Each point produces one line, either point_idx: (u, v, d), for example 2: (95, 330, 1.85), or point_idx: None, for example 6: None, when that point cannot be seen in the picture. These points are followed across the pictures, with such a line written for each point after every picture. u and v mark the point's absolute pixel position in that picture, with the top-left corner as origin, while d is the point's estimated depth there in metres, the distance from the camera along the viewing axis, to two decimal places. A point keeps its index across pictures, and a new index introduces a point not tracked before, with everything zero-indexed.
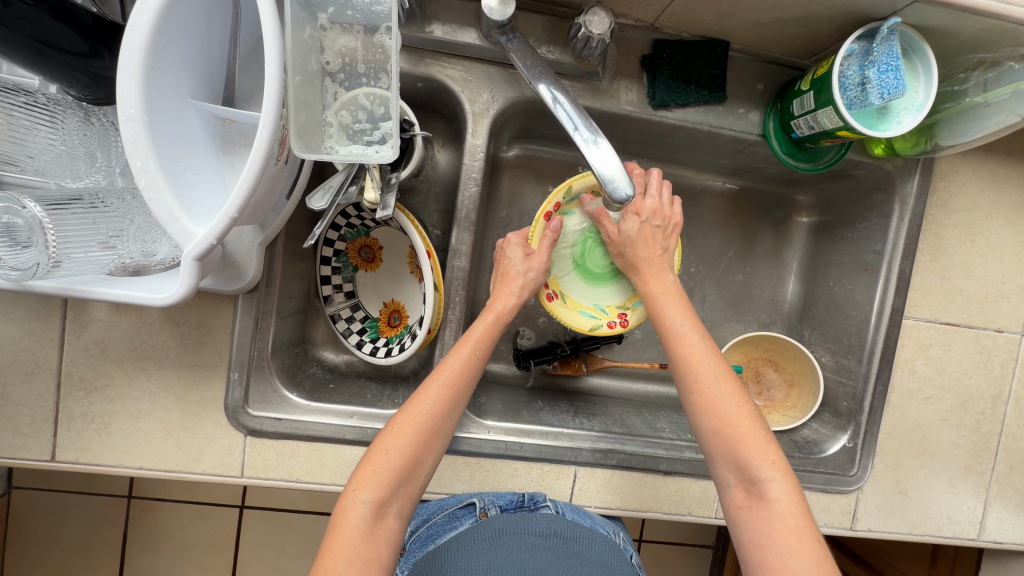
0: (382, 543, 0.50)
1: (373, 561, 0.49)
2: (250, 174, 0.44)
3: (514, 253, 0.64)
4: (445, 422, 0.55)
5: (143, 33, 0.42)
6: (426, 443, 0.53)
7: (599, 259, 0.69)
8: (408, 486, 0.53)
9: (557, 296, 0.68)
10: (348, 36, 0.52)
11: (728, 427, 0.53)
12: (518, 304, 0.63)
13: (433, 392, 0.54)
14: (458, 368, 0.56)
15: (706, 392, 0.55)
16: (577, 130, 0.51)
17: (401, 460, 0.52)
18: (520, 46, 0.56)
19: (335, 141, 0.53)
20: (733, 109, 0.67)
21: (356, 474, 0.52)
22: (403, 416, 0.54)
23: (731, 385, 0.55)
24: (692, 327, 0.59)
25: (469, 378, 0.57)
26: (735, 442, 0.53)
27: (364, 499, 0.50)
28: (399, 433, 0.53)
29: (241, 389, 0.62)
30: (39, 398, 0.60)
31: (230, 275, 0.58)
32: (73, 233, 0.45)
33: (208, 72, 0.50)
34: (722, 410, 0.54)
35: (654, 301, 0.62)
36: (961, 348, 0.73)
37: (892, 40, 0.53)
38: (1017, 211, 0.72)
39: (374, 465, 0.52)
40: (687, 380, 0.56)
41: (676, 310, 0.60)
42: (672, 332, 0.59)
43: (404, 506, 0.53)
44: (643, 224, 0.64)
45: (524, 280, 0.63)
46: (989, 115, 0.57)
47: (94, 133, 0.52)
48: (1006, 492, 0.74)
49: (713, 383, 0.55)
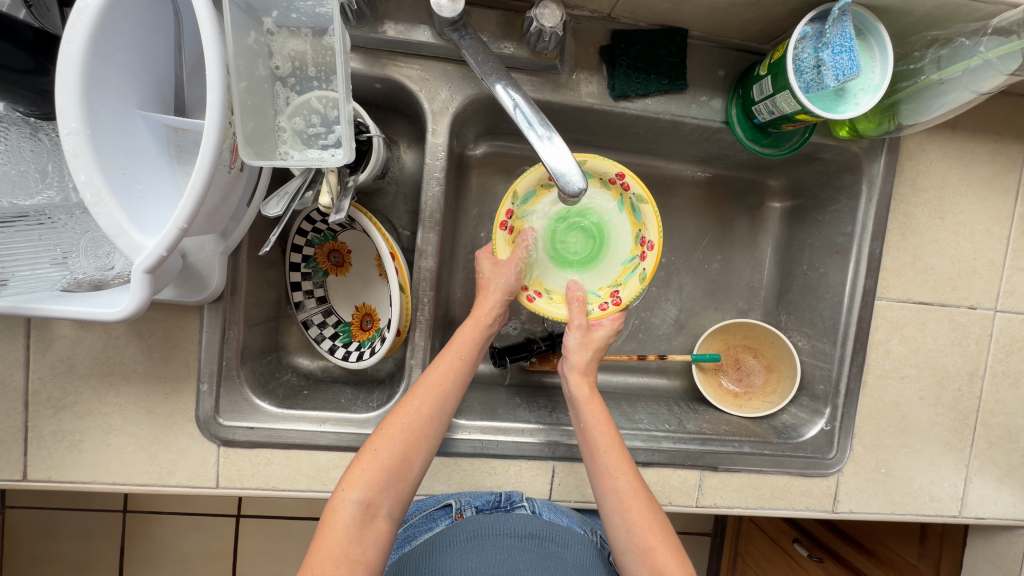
0: (371, 545, 0.49)
1: (359, 562, 0.48)
2: (197, 182, 0.43)
3: (483, 265, 0.66)
4: (434, 423, 0.55)
5: (79, 45, 0.41)
6: (414, 443, 0.54)
7: (572, 247, 0.69)
8: (397, 487, 0.52)
9: (540, 294, 0.68)
10: (296, 40, 0.51)
11: (659, 544, 0.54)
12: (496, 308, 0.64)
13: (420, 394, 0.56)
14: (443, 372, 0.58)
15: (636, 509, 0.55)
16: (532, 127, 0.51)
17: (389, 458, 0.52)
18: (473, 43, 0.55)
19: (289, 146, 0.52)
20: (695, 96, 0.66)
21: (346, 475, 0.52)
22: (391, 418, 0.55)
23: (655, 505, 0.57)
24: (615, 447, 0.58)
25: (455, 380, 0.58)
26: (665, 558, 0.53)
27: (353, 498, 0.50)
28: (386, 434, 0.54)
29: (212, 400, 0.62)
30: (8, 419, 0.59)
31: (193, 286, 0.58)
32: (20, 250, 0.47)
33: (155, 81, 0.49)
34: (654, 528, 0.55)
35: (591, 417, 0.60)
36: (935, 326, 0.73)
37: (844, 21, 0.52)
38: (986, 186, 0.72)
39: (363, 465, 0.52)
40: (622, 497, 0.56)
41: (608, 428, 0.60)
42: (602, 451, 0.58)
43: (394, 508, 0.52)
44: (604, 339, 0.66)
45: (496, 285, 0.64)
46: (946, 92, 0.57)
47: (44, 149, 0.50)
48: (986, 466, 0.74)
49: (646, 503, 0.56)
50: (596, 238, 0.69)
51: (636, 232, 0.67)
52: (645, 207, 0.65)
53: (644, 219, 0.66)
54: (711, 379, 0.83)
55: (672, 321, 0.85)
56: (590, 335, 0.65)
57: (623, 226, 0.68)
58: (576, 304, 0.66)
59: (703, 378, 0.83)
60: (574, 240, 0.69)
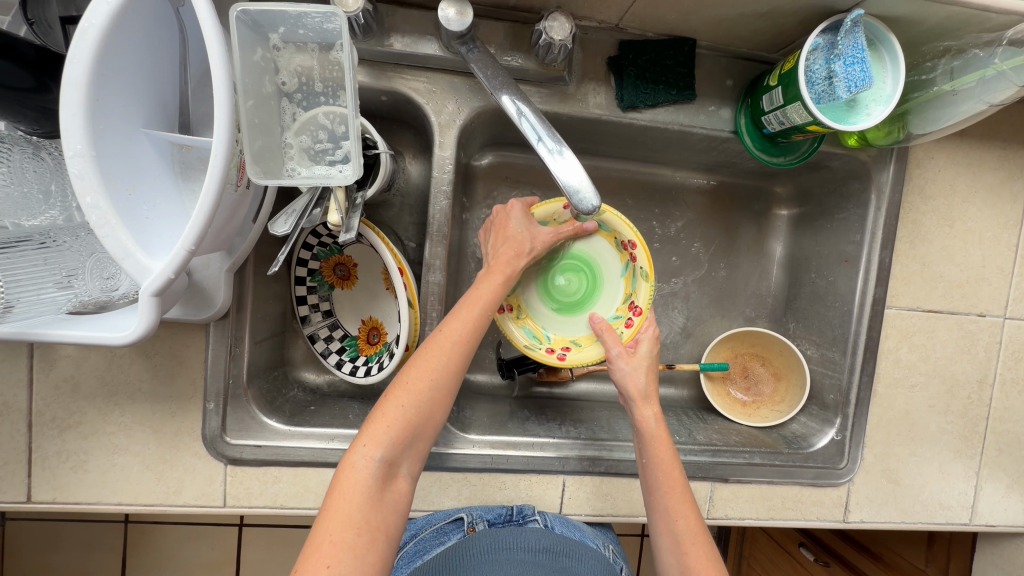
0: (391, 508, 0.49)
1: (380, 530, 0.47)
2: (206, 202, 0.42)
3: (517, 218, 0.62)
4: (457, 380, 0.54)
5: (83, 66, 0.40)
6: (439, 401, 0.52)
7: (572, 287, 0.69)
8: (417, 445, 0.52)
9: (568, 347, 0.67)
10: (303, 55, 0.51)
11: None
12: (520, 263, 0.60)
13: (447, 349, 0.53)
14: (470, 328, 0.54)
15: (692, 553, 0.55)
16: (541, 141, 0.50)
17: (415, 416, 0.51)
18: (481, 56, 0.55)
19: (296, 163, 0.52)
20: (703, 106, 0.66)
21: (367, 429, 0.50)
22: (415, 372, 0.52)
23: (714, 552, 0.55)
24: (680, 487, 0.57)
25: (479, 336, 0.56)
26: None
27: (376, 456, 0.49)
28: (412, 390, 0.51)
29: (218, 418, 0.61)
30: (11, 440, 0.58)
31: (198, 303, 0.57)
32: (24, 276, 0.45)
33: (160, 100, 0.49)
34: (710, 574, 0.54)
35: (656, 453, 0.58)
36: (944, 334, 0.73)
37: (857, 32, 0.52)
38: (993, 194, 0.72)
39: (387, 422, 0.50)
40: (681, 539, 0.55)
41: (670, 467, 0.58)
42: (665, 491, 0.57)
43: (412, 467, 0.52)
44: (649, 356, 0.63)
45: (531, 245, 0.61)
46: (958, 102, 0.57)
47: (47, 169, 0.49)
48: (996, 473, 0.74)
49: (702, 547, 0.55)
50: (588, 271, 0.69)
51: (614, 241, 0.68)
52: (607, 218, 0.66)
53: (612, 227, 0.67)
54: (719, 389, 0.82)
55: (679, 329, 0.85)
56: (635, 357, 0.62)
57: (598, 242, 0.69)
58: (606, 332, 0.64)
59: (712, 388, 0.82)
60: (573, 282, 0.69)
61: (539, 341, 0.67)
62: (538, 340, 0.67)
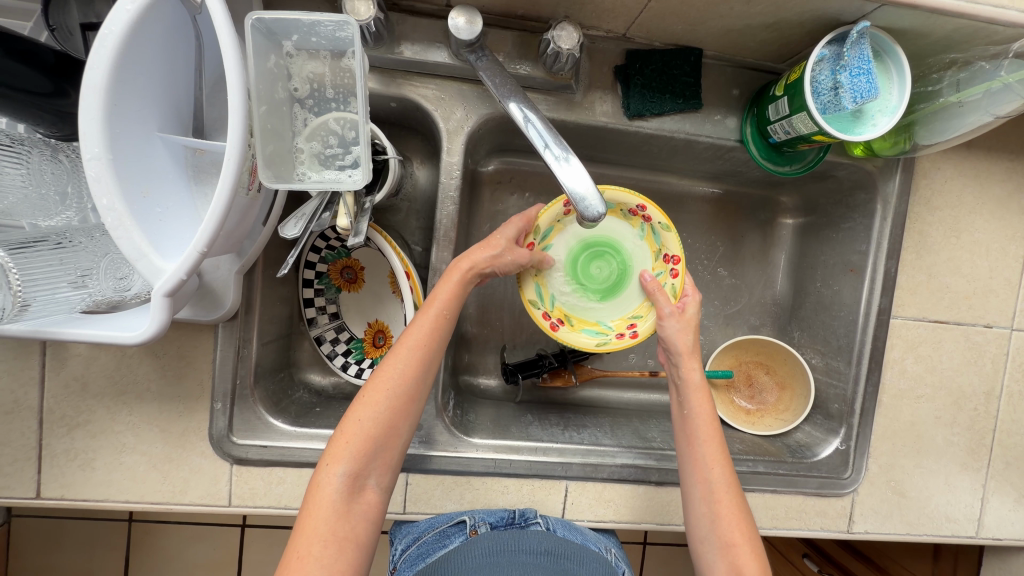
0: (360, 519, 0.49)
1: (348, 540, 0.48)
2: (218, 205, 0.43)
3: (510, 230, 0.60)
4: (419, 386, 0.53)
5: (102, 71, 0.42)
6: (399, 410, 0.52)
7: (605, 265, 0.68)
8: (384, 456, 0.51)
9: (633, 325, 0.66)
10: (315, 62, 0.52)
11: (741, 542, 0.54)
12: (490, 265, 0.58)
13: (402, 356, 0.53)
14: (427, 332, 0.54)
15: (724, 503, 0.55)
16: (548, 148, 0.50)
17: (374, 428, 0.50)
18: (489, 64, 0.55)
19: (307, 167, 0.53)
20: (710, 115, 0.66)
21: (330, 447, 0.51)
22: (373, 384, 0.52)
23: (743, 502, 0.56)
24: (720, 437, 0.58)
25: (440, 339, 0.54)
26: (741, 557, 0.53)
27: (339, 473, 0.49)
28: (370, 402, 0.51)
29: (225, 418, 0.61)
30: (21, 437, 0.59)
31: (208, 305, 0.58)
32: (40, 276, 0.45)
33: (175, 104, 0.50)
34: (740, 525, 0.55)
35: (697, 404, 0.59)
36: (951, 345, 0.73)
37: (862, 43, 0.52)
38: (1001, 206, 0.72)
39: (347, 438, 0.50)
40: (713, 489, 0.56)
41: (710, 420, 0.58)
42: (702, 441, 0.57)
43: (381, 478, 0.52)
44: (697, 316, 0.63)
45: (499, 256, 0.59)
46: (965, 115, 0.57)
47: (63, 170, 0.51)
48: (1003, 487, 0.73)
49: (734, 498, 0.56)
50: (612, 250, 0.68)
51: (621, 210, 0.67)
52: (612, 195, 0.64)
53: (615, 200, 0.66)
54: (724, 396, 0.82)
55: None
56: (685, 317, 0.62)
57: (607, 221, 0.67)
58: (658, 292, 0.63)
59: (716, 396, 0.82)
60: (605, 263, 0.68)
61: (606, 334, 0.66)
62: (604, 334, 0.66)
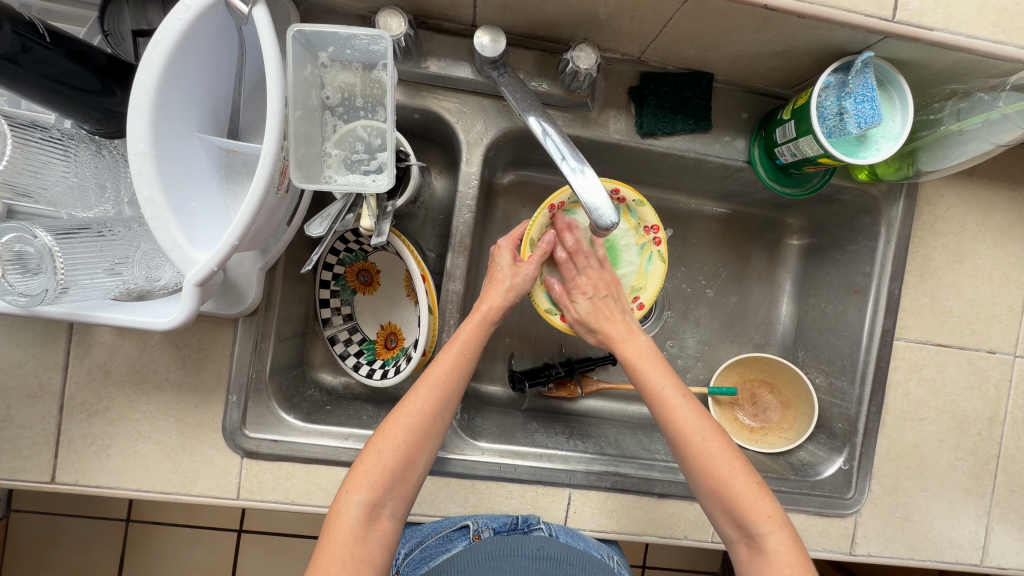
0: (375, 545, 0.51)
1: (365, 563, 0.50)
2: (252, 203, 0.46)
3: (504, 258, 0.64)
4: (437, 422, 0.55)
5: (153, 74, 0.45)
6: (417, 443, 0.54)
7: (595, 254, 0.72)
8: (400, 488, 0.53)
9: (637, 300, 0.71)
10: (347, 73, 0.55)
11: (725, 485, 0.55)
12: (504, 305, 0.62)
13: (422, 393, 0.55)
14: (447, 369, 0.57)
15: (700, 451, 0.56)
16: (565, 160, 0.53)
17: (393, 459, 0.53)
18: (511, 81, 0.59)
19: (333, 171, 0.55)
20: (719, 136, 0.69)
21: (349, 476, 0.53)
22: (394, 417, 0.55)
23: (719, 438, 0.57)
24: (675, 388, 0.60)
25: (458, 379, 0.57)
26: (730, 498, 0.55)
27: (357, 500, 0.51)
28: (389, 436, 0.54)
29: (239, 411, 0.63)
30: (42, 421, 0.61)
31: (230, 299, 0.60)
32: (81, 261, 0.47)
33: (214, 107, 0.53)
34: (715, 468, 0.56)
35: (640, 364, 0.62)
36: (954, 369, 0.73)
37: (866, 73, 0.55)
38: (1003, 233, 0.73)
39: (366, 467, 0.53)
40: (680, 438, 0.57)
41: (664, 371, 0.61)
42: (654, 396, 0.60)
43: (398, 508, 0.53)
44: (588, 309, 0.66)
45: (512, 283, 0.63)
46: (965, 142, 0.60)
47: (105, 164, 0.54)
48: (1007, 515, 0.73)
49: (704, 441, 0.57)
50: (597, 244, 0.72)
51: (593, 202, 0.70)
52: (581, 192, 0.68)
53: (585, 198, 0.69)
54: (727, 413, 0.83)
55: (691, 353, 0.86)
56: (578, 317, 0.66)
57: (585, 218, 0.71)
58: (563, 297, 0.67)
59: (720, 412, 0.83)
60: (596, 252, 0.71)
61: None
62: None
